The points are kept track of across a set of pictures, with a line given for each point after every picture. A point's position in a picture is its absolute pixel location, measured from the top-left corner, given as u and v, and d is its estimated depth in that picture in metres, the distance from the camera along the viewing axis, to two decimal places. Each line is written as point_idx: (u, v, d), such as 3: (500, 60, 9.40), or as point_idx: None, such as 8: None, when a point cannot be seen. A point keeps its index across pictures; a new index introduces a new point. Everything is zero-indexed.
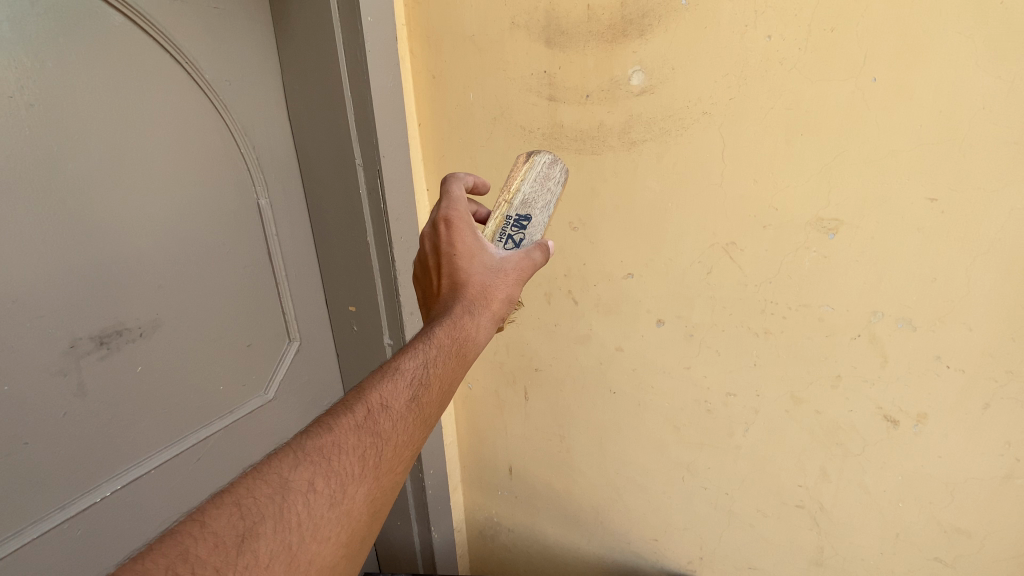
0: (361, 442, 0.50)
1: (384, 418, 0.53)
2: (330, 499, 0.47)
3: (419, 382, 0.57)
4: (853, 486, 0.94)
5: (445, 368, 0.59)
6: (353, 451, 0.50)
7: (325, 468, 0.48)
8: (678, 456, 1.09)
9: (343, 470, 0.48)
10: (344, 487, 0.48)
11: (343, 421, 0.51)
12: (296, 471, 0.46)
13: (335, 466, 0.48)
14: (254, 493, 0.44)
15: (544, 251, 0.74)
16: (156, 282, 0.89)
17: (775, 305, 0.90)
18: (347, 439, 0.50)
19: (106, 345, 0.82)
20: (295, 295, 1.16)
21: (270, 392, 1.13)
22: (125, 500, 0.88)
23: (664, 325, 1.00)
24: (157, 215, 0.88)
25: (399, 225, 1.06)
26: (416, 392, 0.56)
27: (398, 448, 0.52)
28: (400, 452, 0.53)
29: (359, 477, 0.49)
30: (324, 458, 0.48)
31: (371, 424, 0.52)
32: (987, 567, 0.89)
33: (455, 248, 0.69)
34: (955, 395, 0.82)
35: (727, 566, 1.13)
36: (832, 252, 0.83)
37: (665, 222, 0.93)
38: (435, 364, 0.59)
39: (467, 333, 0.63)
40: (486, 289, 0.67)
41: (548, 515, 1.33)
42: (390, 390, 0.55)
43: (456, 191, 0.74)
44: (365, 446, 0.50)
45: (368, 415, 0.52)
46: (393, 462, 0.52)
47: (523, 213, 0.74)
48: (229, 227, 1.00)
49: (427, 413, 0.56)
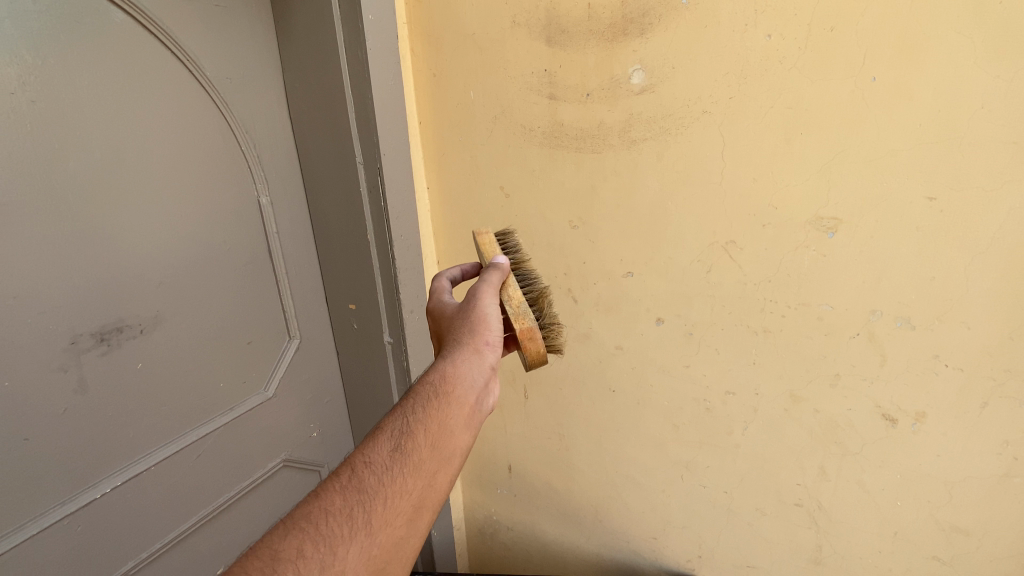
0: (348, 501, 0.48)
1: (372, 472, 0.50)
2: (320, 563, 0.44)
3: (406, 427, 0.54)
4: (852, 485, 0.94)
5: (434, 408, 0.56)
6: (341, 511, 0.47)
7: (312, 533, 0.45)
8: (677, 455, 1.09)
9: (331, 532, 0.46)
10: (334, 548, 0.45)
11: (331, 484, 0.49)
12: (282, 540, 0.44)
13: (323, 530, 0.46)
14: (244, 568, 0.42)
15: (499, 269, 0.76)
16: (157, 279, 0.89)
17: (774, 304, 0.90)
18: (333, 499, 0.48)
19: (106, 341, 0.83)
20: (295, 292, 1.16)
21: (270, 390, 1.14)
22: (126, 497, 0.88)
23: (663, 324, 1.00)
24: (158, 212, 0.88)
25: (399, 224, 1.07)
26: (401, 438, 0.53)
27: (391, 500, 0.49)
28: (395, 502, 0.49)
29: (348, 537, 0.46)
30: (311, 523, 0.46)
31: (357, 481, 0.49)
32: (984, 566, 0.89)
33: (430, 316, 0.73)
34: (954, 394, 0.82)
35: (726, 564, 1.14)
36: (831, 250, 0.83)
37: (665, 221, 0.94)
38: (421, 407, 0.56)
39: (450, 366, 0.61)
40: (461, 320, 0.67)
41: (547, 514, 1.33)
42: (375, 445, 0.53)
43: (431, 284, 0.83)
44: (352, 504, 0.48)
45: (355, 474, 0.50)
46: (388, 516, 0.48)
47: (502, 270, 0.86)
48: (229, 224, 1.01)
49: (422, 458, 0.52)
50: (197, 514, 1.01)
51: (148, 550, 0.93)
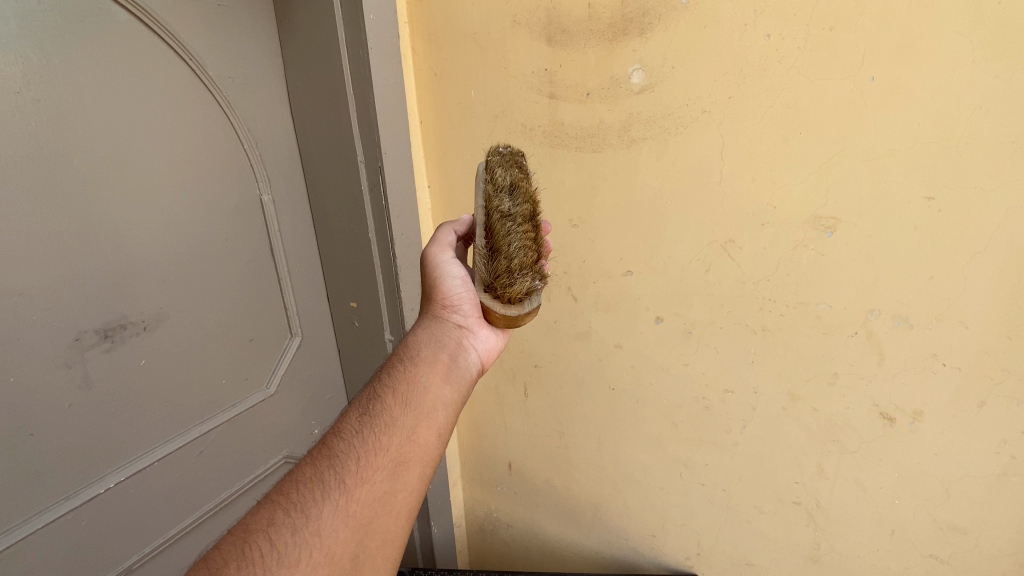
0: (318, 469, 0.52)
1: (341, 441, 0.55)
2: (294, 525, 0.47)
3: (370, 401, 0.60)
4: (849, 483, 0.94)
5: (396, 384, 0.63)
6: (312, 478, 0.51)
7: (285, 502, 0.48)
8: (676, 453, 1.10)
9: (304, 496, 0.49)
10: (307, 511, 0.48)
11: (303, 461, 0.53)
12: (256, 512, 0.48)
13: (297, 496, 0.49)
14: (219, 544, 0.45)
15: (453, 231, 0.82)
16: (160, 277, 0.90)
17: (773, 303, 0.91)
18: (304, 470, 0.52)
19: (110, 338, 0.83)
20: (297, 290, 1.17)
21: (272, 387, 1.14)
22: (129, 492, 0.89)
23: (662, 323, 1.01)
24: (161, 210, 0.89)
25: (400, 222, 1.07)
26: (367, 406, 0.59)
27: (363, 457, 0.53)
28: (368, 461, 0.53)
29: (322, 497, 0.49)
30: (283, 495, 0.49)
31: (326, 451, 0.54)
32: (982, 564, 0.89)
33: None
34: (951, 393, 0.82)
35: (724, 562, 1.14)
36: (830, 250, 0.84)
37: (664, 220, 0.94)
38: (385, 385, 0.63)
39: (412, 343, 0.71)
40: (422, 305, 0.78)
41: (547, 511, 1.34)
42: (344, 422, 0.58)
43: None
44: (322, 469, 0.51)
45: (325, 446, 0.55)
46: (363, 472, 0.52)
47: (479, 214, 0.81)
48: (231, 222, 1.01)
49: (389, 421, 0.58)
50: (199, 510, 1.02)
51: (151, 545, 0.94)
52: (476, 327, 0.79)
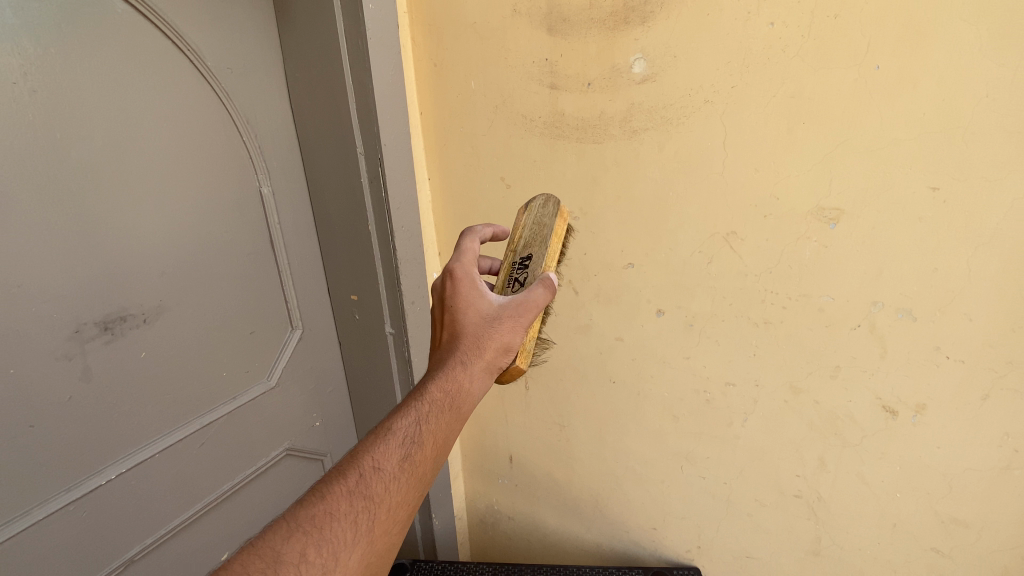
0: (353, 508, 0.51)
1: (376, 479, 0.53)
2: (322, 569, 0.47)
3: (412, 440, 0.56)
4: (850, 476, 0.94)
5: (439, 424, 0.58)
6: (345, 518, 0.50)
7: (317, 538, 0.48)
8: (676, 446, 1.10)
9: (334, 538, 0.49)
10: (336, 555, 0.48)
11: (336, 487, 0.51)
12: (286, 544, 0.47)
13: (327, 535, 0.49)
14: (247, 568, 0.45)
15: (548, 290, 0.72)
16: (160, 268, 0.90)
17: (774, 296, 0.90)
18: (338, 505, 0.50)
19: (110, 331, 0.83)
20: (297, 283, 1.17)
21: (272, 380, 1.14)
22: (132, 484, 0.90)
23: (663, 316, 1.00)
24: (162, 202, 0.89)
25: (400, 215, 1.07)
26: (409, 450, 0.55)
27: (394, 509, 0.53)
28: (396, 512, 0.53)
29: (351, 544, 0.49)
30: (316, 528, 0.48)
31: (363, 489, 0.52)
32: (983, 558, 0.89)
33: (456, 301, 0.69)
34: (954, 386, 0.82)
35: (724, 555, 1.14)
36: (833, 242, 0.83)
37: (666, 212, 0.93)
38: (429, 420, 0.58)
39: (464, 382, 0.62)
40: (482, 334, 0.66)
41: (548, 504, 1.34)
42: (382, 451, 0.55)
43: (469, 244, 0.76)
44: (357, 510, 0.51)
45: (360, 479, 0.52)
46: (389, 525, 0.52)
47: (526, 252, 0.80)
48: (231, 215, 1.01)
49: (423, 471, 0.56)
50: (201, 501, 1.03)
51: (153, 536, 0.94)
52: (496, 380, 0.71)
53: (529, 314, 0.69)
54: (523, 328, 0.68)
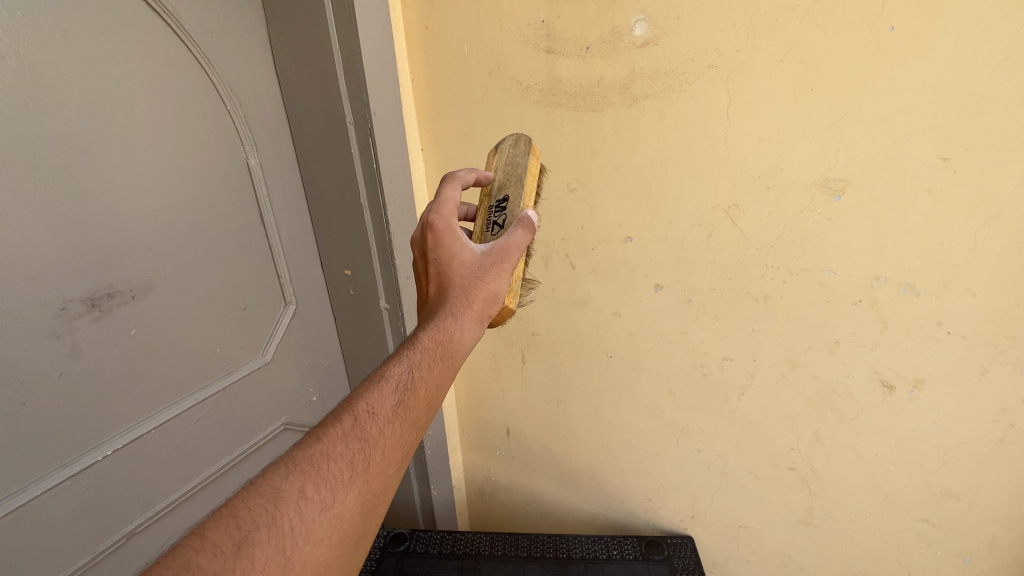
0: (349, 449, 0.50)
1: (371, 423, 0.53)
2: (320, 504, 0.47)
3: (405, 386, 0.56)
4: (845, 449, 0.94)
5: (431, 371, 0.58)
6: (341, 458, 0.50)
7: (314, 476, 0.48)
8: (673, 420, 1.10)
9: (331, 476, 0.48)
10: (334, 492, 0.48)
11: (331, 430, 0.51)
12: (285, 480, 0.47)
13: (325, 474, 0.48)
14: (248, 504, 0.45)
15: (529, 229, 0.69)
16: (147, 244, 0.87)
17: (775, 270, 0.88)
18: (334, 446, 0.50)
19: (97, 307, 0.82)
20: (289, 258, 1.15)
21: (267, 355, 1.14)
22: (129, 459, 0.90)
23: (661, 291, 0.99)
24: (146, 176, 0.86)
25: (392, 187, 1.04)
26: (402, 396, 0.55)
27: (389, 451, 0.52)
28: (392, 455, 0.52)
29: (349, 483, 0.49)
30: (312, 467, 0.48)
31: (358, 431, 0.52)
32: (973, 529, 0.89)
33: (439, 253, 0.66)
34: (953, 361, 0.81)
35: (718, 524, 1.16)
36: (837, 215, 0.80)
37: (666, 184, 0.90)
38: (421, 367, 0.57)
39: (453, 329, 0.62)
40: (472, 283, 0.64)
41: (545, 475, 1.36)
42: (376, 397, 0.54)
43: (450, 192, 0.71)
44: (353, 451, 0.50)
45: (355, 422, 0.52)
46: (385, 466, 0.52)
47: (501, 194, 0.77)
48: (218, 187, 0.98)
49: (417, 416, 0.56)
50: (200, 475, 1.03)
51: (153, 509, 0.95)
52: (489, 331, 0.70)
53: (514, 256, 0.66)
54: (509, 272, 0.66)
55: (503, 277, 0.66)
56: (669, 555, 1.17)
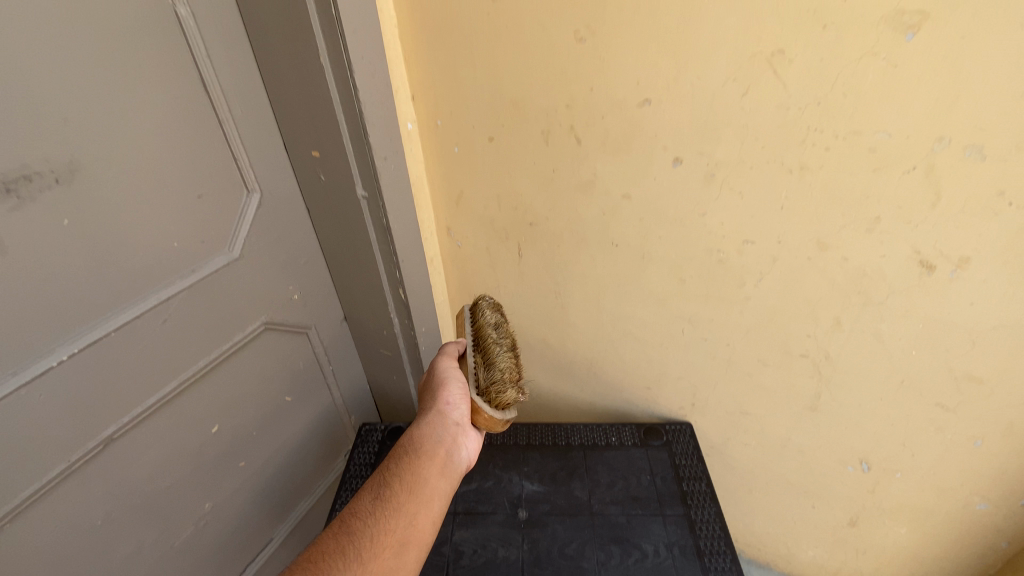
0: (340, 543, 0.64)
1: (356, 520, 0.66)
2: None
3: (377, 494, 0.70)
4: (866, 335, 0.89)
5: (397, 475, 0.72)
6: (336, 551, 0.63)
7: (317, 566, 0.60)
8: (680, 310, 1.02)
9: (330, 562, 0.61)
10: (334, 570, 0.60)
11: (327, 531, 0.66)
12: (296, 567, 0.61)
13: (324, 564, 0.61)
14: None
15: (456, 346, 0.90)
16: (62, 114, 0.71)
17: (819, 135, 0.75)
18: (329, 542, 0.64)
19: (15, 194, 0.68)
20: (246, 137, 0.98)
21: (235, 250, 1.02)
22: (90, 365, 0.82)
23: (681, 165, 0.86)
24: (58, 32, 0.69)
25: (357, 43, 0.84)
26: (375, 496, 0.69)
27: (375, 538, 0.65)
28: (380, 541, 0.65)
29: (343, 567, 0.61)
30: (313, 561, 0.61)
31: (345, 530, 0.65)
32: (988, 412, 0.87)
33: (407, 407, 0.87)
34: (1009, 237, 0.72)
35: (718, 411, 1.14)
36: (909, 59, 0.65)
37: (698, 26, 0.73)
38: (389, 478, 0.72)
39: (415, 434, 0.78)
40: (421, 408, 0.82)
41: (542, 370, 1.32)
42: (357, 503, 0.69)
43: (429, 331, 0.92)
44: (343, 545, 0.64)
45: (342, 524, 0.66)
46: (374, 549, 0.64)
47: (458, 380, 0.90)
48: (139, 42, 0.79)
49: (394, 504, 0.69)
50: (177, 378, 0.96)
51: (130, 415, 0.89)
52: (468, 426, 0.81)
53: (445, 367, 0.85)
54: (450, 382, 0.82)
55: (447, 387, 0.81)
56: (667, 441, 1.16)
